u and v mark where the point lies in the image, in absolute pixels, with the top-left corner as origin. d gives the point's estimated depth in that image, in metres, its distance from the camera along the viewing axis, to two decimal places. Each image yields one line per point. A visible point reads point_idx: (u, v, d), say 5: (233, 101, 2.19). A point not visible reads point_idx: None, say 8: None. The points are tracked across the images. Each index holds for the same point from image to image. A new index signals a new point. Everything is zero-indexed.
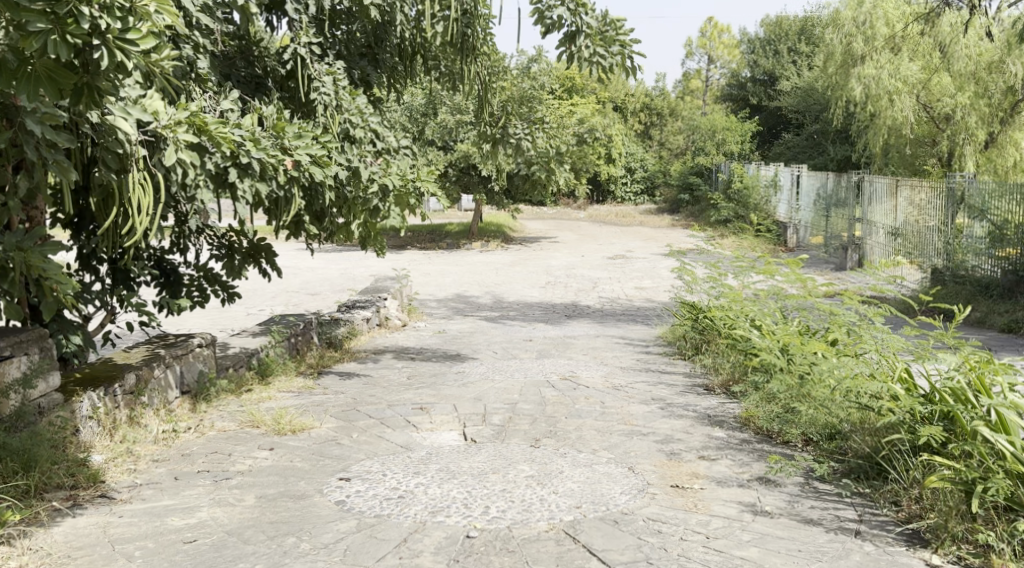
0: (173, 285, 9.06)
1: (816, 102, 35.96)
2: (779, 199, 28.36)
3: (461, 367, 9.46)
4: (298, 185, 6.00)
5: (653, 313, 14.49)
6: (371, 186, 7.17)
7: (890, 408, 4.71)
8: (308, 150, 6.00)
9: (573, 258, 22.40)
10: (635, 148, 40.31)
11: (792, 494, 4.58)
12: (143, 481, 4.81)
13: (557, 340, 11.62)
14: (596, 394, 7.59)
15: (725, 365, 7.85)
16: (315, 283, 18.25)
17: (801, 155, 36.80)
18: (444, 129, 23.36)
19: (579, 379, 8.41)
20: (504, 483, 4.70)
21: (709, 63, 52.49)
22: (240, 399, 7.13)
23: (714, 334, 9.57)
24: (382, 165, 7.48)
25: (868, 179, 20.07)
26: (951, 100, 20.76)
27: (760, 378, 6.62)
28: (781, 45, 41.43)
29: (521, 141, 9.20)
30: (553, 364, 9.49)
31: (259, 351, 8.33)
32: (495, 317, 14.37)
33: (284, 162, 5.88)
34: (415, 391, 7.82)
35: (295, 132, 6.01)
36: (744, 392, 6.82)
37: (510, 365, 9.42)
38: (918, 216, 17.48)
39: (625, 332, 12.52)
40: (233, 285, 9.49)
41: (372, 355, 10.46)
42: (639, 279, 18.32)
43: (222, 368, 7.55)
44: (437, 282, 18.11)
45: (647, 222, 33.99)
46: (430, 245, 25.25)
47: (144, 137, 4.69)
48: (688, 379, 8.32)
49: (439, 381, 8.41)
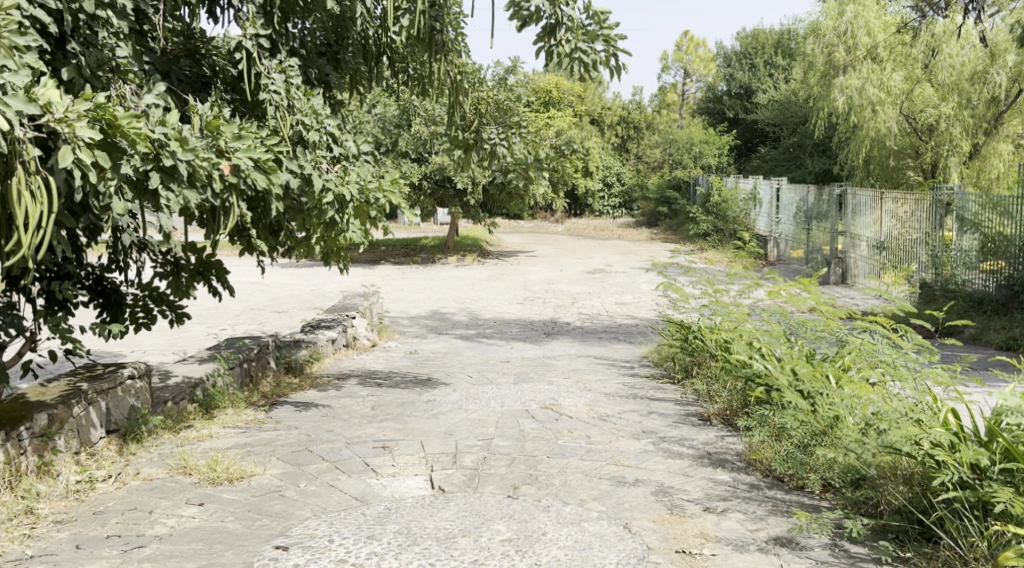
0: (114, 306, 8.35)
1: (793, 115, 35.43)
2: (759, 213, 27.76)
3: (431, 394, 8.65)
4: (234, 197, 5.18)
5: (636, 331, 13.73)
6: (325, 197, 6.33)
7: (938, 459, 3.94)
8: (249, 153, 5.14)
9: (551, 272, 21.64)
10: (612, 161, 39.75)
11: (821, 561, 3.82)
12: (35, 553, 4.00)
13: (536, 362, 10.82)
14: (581, 427, 6.81)
15: (721, 393, 7.07)
16: (281, 300, 17.44)
17: (779, 168, 36.26)
18: (418, 141, 22.62)
19: (561, 409, 7.61)
20: (475, 551, 3.92)
21: (686, 76, 51.98)
22: (176, 439, 6.37)
23: (706, 356, 8.78)
24: (340, 173, 6.64)
25: (850, 192, 19.48)
26: (935, 110, 20.03)
27: (766, 410, 5.82)
28: (756, 59, 41.10)
29: (496, 148, 8.34)
30: (532, 390, 8.69)
31: (201, 384, 7.54)
32: (470, 336, 13.57)
33: (218, 166, 5.05)
34: (379, 424, 7.00)
35: (234, 132, 5.18)
36: (749, 426, 6.03)
37: (485, 392, 8.62)
38: (903, 228, 16.85)
39: (607, 352, 11.74)
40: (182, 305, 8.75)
41: (335, 381, 9.63)
42: (620, 295, 17.59)
43: (158, 402, 6.81)
44: (412, 299, 17.30)
45: (625, 235, 33.38)
46: (404, 260, 24.46)
47: (35, 134, 3.87)
48: (680, 408, 7.53)
49: (406, 412, 7.59)
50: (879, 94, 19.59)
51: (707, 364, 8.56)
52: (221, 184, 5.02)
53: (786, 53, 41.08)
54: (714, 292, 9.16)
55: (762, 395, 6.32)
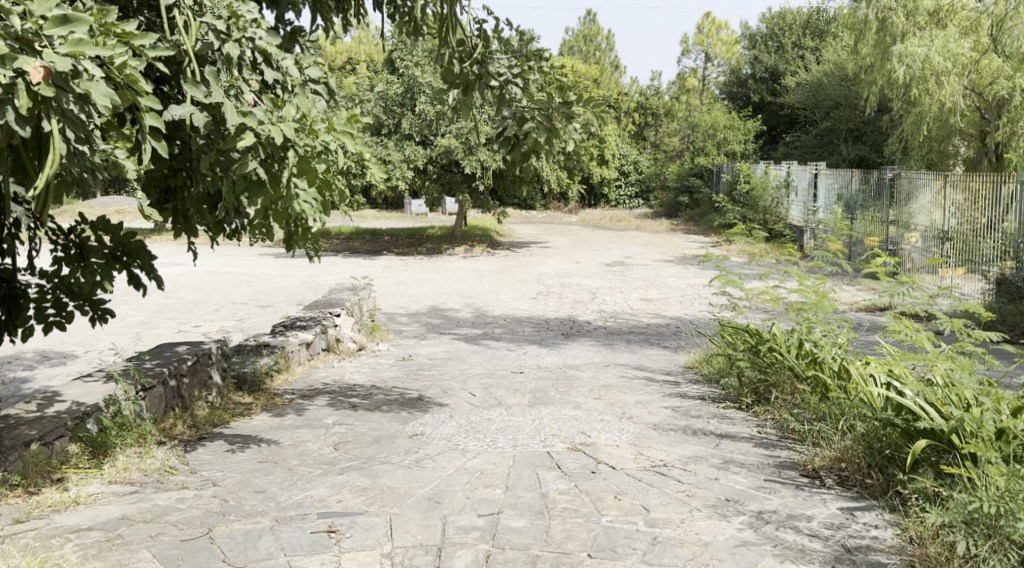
0: (8, 301, 6.13)
1: (825, 98, 32.74)
2: (793, 201, 25.15)
3: (419, 423, 6.42)
4: (54, 127, 3.04)
5: (671, 332, 11.49)
6: (240, 139, 4.07)
7: None
8: (77, 42, 3.00)
9: (567, 264, 19.45)
10: (628, 149, 37.37)
11: None
12: None
13: (554, 374, 8.58)
14: (631, 488, 4.62)
15: (848, 440, 4.89)
16: (267, 294, 15.34)
17: (809, 155, 33.73)
18: (423, 122, 20.38)
19: (595, 452, 5.41)
20: None
21: (706, 61, 48.48)
22: (21, 510, 4.22)
23: (787, 375, 6.62)
24: (271, 106, 4.38)
25: (905, 175, 17.01)
26: (1008, 82, 16.94)
27: (955, 497, 3.68)
28: (783, 40, 38.56)
29: (508, 90, 5.82)
30: (553, 420, 6.45)
31: (93, 414, 5.39)
32: (476, 336, 11.42)
33: (18, 67, 2.92)
34: (336, 479, 4.82)
35: (56, 13, 3.05)
36: (922, 511, 3.92)
37: (492, 420, 6.43)
38: (971, 213, 14.42)
39: (641, 361, 9.47)
40: (102, 298, 6.46)
41: (298, 400, 7.47)
42: (645, 290, 15.33)
43: (12, 450, 4.65)
44: (411, 293, 15.14)
45: (644, 226, 31.11)
46: (407, 250, 22.29)
47: None
48: (763, 456, 5.36)
49: (380, 456, 5.38)
50: (945, 62, 17.06)
51: (800, 389, 6.37)
52: (25, 101, 2.90)
53: (816, 34, 38.35)
54: (809, 308, 6.95)
55: (934, 457, 4.11)
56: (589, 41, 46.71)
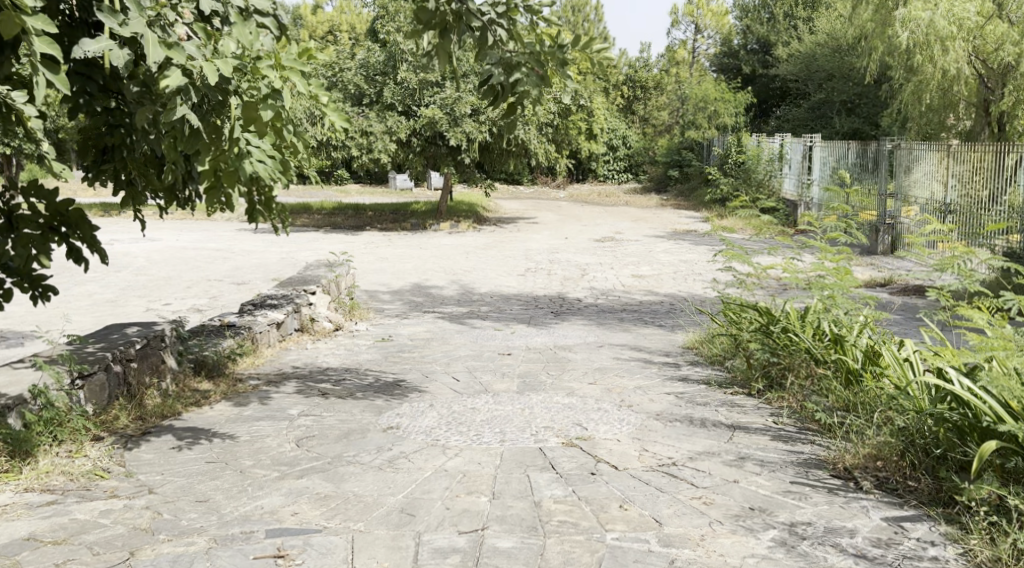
0: None
1: (819, 69, 31.93)
2: (787, 175, 24.40)
3: (395, 414, 5.72)
4: None
5: (667, 310, 10.81)
6: (167, 78, 3.37)
7: None
8: None
9: (555, 240, 18.76)
10: (618, 123, 36.56)
11: None
12: None
13: (545, 356, 7.87)
14: (638, 495, 3.94)
15: (889, 435, 4.24)
16: (244, 270, 14.59)
17: (801, 128, 33.00)
18: (406, 92, 19.57)
19: (594, 450, 4.71)
20: None
21: (696, 32, 47.54)
22: None
23: (804, 357, 5.94)
24: (205, 38, 3.69)
25: (903, 145, 16.33)
26: (1015, 47, 15.81)
27: None
28: (776, 9, 37.73)
29: (491, 32, 4.96)
30: (545, 409, 5.75)
31: (15, 407, 4.64)
32: (461, 314, 10.72)
33: None
34: (293, 484, 4.13)
35: None
36: (992, 527, 3.32)
37: (477, 411, 5.73)
38: (972, 184, 13.77)
39: (638, 341, 8.79)
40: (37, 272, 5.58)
41: (264, 386, 6.76)
42: (637, 266, 14.66)
43: None
44: (394, 269, 14.41)
45: (634, 202, 30.44)
46: (391, 226, 21.54)
47: None
48: (784, 452, 4.69)
49: (347, 455, 4.67)
50: (950, 27, 16.46)
51: (820, 374, 5.70)
52: None
53: (808, 5, 37.46)
54: (830, 283, 6.24)
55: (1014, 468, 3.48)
56: (578, 11, 45.74)
